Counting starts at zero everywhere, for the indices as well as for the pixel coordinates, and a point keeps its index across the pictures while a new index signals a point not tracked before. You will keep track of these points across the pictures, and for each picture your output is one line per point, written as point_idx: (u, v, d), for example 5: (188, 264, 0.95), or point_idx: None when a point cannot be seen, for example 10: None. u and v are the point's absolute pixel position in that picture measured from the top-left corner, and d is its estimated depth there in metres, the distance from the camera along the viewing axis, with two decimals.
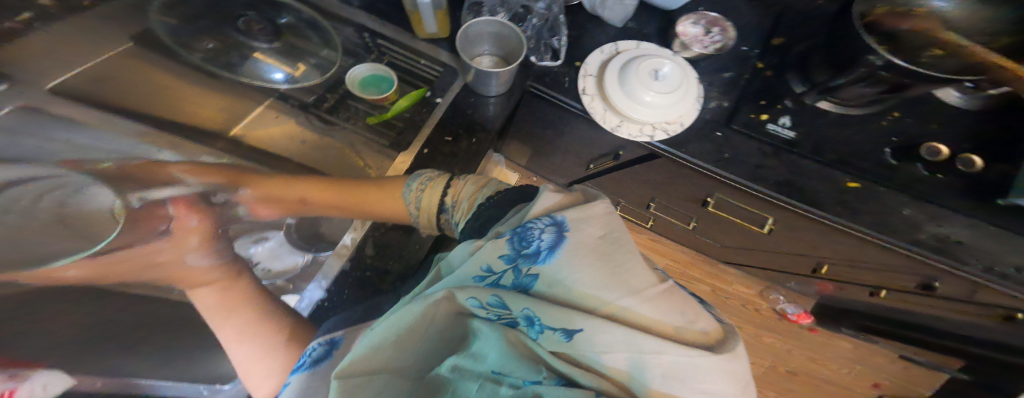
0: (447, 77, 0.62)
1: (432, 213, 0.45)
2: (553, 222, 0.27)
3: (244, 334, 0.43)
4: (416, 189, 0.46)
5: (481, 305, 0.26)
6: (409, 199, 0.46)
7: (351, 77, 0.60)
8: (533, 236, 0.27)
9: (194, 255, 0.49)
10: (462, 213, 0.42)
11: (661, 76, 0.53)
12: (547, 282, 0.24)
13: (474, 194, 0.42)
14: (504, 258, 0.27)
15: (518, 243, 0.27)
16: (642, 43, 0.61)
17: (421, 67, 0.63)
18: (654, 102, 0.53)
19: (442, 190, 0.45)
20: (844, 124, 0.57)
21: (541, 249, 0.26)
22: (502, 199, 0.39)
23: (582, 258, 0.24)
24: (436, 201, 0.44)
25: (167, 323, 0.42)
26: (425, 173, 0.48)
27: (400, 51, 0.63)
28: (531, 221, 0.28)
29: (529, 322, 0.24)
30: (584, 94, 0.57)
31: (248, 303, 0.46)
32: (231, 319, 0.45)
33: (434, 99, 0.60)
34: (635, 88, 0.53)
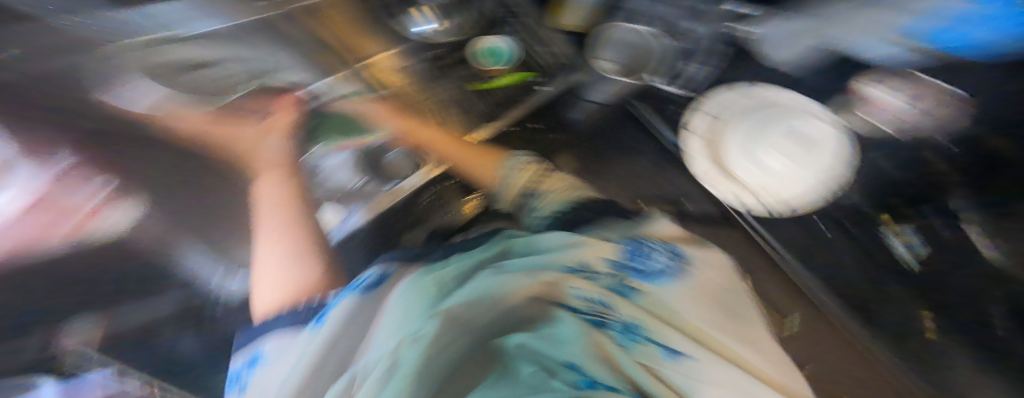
0: (564, 69, 0.64)
1: (512, 193, 0.50)
2: (673, 254, 0.31)
3: (274, 239, 0.51)
4: (517, 164, 0.52)
5: (581, 297, 0.26)
6: (503, 174, 0.53)
7: (477, 43, 0.66)
8: (650, 255, 0.30)
9: (275, 142, 0.65)
10: (546, 205, 0.44)
11: (801, 140, 0.50)
12: (652, 299, 0.26)
13: (562, 193, 0.44)
14: (612, 263, 0.30)
15: (631, 256, 0.30)
16: (787, 91, 0.53)
17: (541, 52, 0.66)
18: (773, 163, 0.51)
19: (537, 176, 0.49)
20: (999, 271, 0.44)
21: (656, 269, 0.29)
22: (592, 211, 0.40)
23: (691, 292, 0.27)
24: (521, 185, 0.49)
25: (218, 178, 0.62)
26: (524, 156, 0.54)
27: (529, 32, 0.66)
28: (650, 245, 0.32)
29: (625, 330, 0.23)
30: (689, 133, 0.56)
31: (283, 213, 0.55)
32: (271, 218, 0.55)
33: (544, 87, 0.65)
34: (751, 149, 0.52)
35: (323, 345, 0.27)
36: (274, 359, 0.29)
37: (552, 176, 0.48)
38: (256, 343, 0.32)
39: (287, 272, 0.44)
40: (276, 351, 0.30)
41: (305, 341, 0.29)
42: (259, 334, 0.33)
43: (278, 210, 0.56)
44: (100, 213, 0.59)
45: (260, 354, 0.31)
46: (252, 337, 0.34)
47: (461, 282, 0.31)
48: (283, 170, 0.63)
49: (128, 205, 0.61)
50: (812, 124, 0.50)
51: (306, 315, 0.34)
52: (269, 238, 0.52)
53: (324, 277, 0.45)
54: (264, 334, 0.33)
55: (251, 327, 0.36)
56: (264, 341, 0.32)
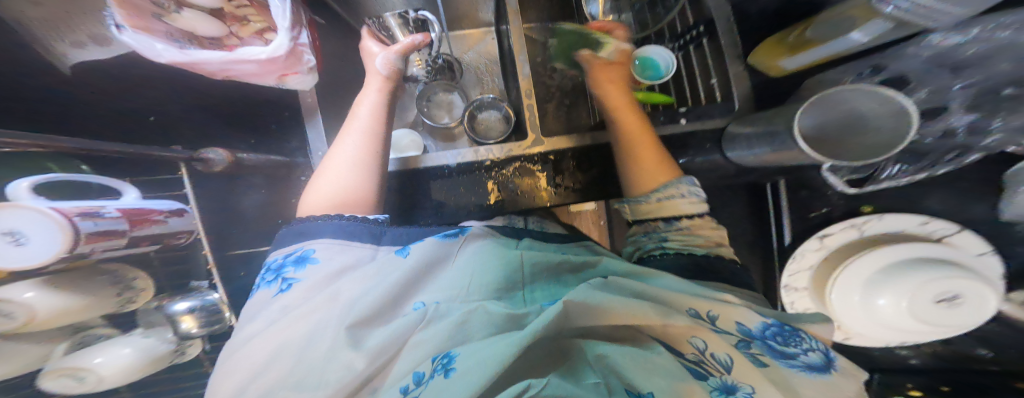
0: (715, 109, 0.55)
1: (657, 212, 0.49)
2: (825, 352, 0.27)
3: (342, 138, 0.50)
4: (682, 188, 0.49)
5: (696, 346, 0.28)
6: (664, 188, 0.49)
7: (647, 46, 0.63)
8: (796, 343, 0.27)
9: (381, 55, 0.54)
10: (682, 241, 0.47)
11: (948, 302, 0.45)
12: (772, 379, 0.25)
13: (703, 244, 0.46)
14: (744, 330, 0.29)
15: (772, 335, 0.28)
16: (987, 255, 0.47)
17: (705, 84, 0.59)
18: (899, 308, 0.46)
19: (688, 214, 0.48)
20: None
21: (794, 358, 0.27)
22: (725, 268, 0.44)
23: (821, 390, 0.24)
24: (674, 211, 0.48)
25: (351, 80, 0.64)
26: (694, 188, 0.49)
27: (698, 59, 0.60)
28: (804, 334, 0.29)
29: (722, 390, 0.24)
30: (818, 239, 0.52)
31: (366, 120, 0.50)
32: (354, 118, 0.51)
33: (679, 118, 0.56)
34: (888, 287, 0.46)
35: (398, 277, 0.34)
36: (323, 263, 0.36)
37: (707, 221, 0.48)
38: (311, 245, 0.38)
39: (352, 177, 0.47)
40: (326, 257, 0.37)
41: (380, 263, 0.36)
42: (305, 240, 0.39)
43: (362, 114, 0.51)
44: (310, 55, 0.46)
45: (309, 258, 0.37)
46: (296, 241, 0.40)
47: (536, 279, 0.39)
48: (384, 84, 0.53)
49: (313, 73, 0.50)
50: (979, 292, 0.44)
51: (355, 228, 0.41)
52: (354, 137, 0.49)
53: (377, 194, 0.48)
54: (316, 238, 0.39)
55: (300, 224, 0.42)
56: (311, 243, 0.39)
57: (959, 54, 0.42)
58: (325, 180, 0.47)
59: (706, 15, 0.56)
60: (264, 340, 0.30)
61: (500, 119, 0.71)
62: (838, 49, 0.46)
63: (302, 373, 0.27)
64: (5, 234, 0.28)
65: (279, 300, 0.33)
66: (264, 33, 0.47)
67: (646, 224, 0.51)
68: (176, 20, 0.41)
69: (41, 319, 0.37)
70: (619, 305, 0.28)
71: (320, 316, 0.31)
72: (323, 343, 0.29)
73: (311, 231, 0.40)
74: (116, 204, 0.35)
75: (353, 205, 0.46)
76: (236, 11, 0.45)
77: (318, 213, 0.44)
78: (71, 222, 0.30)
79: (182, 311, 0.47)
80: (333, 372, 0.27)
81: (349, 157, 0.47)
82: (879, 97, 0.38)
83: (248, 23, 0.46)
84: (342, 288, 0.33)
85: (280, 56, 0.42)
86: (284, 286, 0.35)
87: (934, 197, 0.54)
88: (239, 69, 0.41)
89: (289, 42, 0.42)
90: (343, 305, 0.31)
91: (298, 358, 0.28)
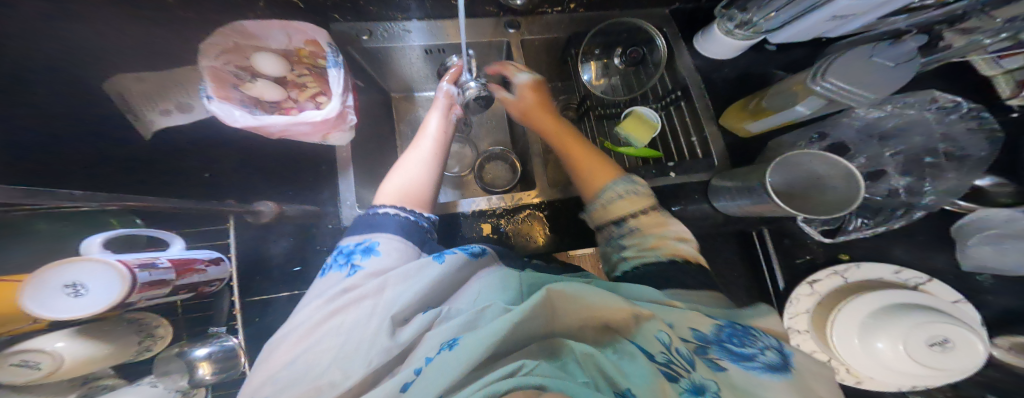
0: (698, 165, 0.63)
1: (605, 216, 0.52)
2: (776, 346, 0.30)
3: (421, 138, 0.57)
4: (620, 190, 0.52)
5: (664, 343, 0.30)
6: (605, 193, 0.53)
7: (635, 107, 0.69)
8: (750, 343, 0.30)
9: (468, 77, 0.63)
10: (631, 242, 0.48)
11: (942, 348, 0.45)
12: (729, 381, 0.26)
13: (651, 244, 0.46)
14: (699, 336, 0.30)
15: (726, 337, 0.30)
16: (962, 304, 0.51)
17: (686, 142, 0.67)
18: (896, 352, 0.47)
19: (637, 209, 0.50)
20: None
21: (753, 356, 0.28)
22: (674, 271, 0.42)
23: (783, 389, 0.25)
24: (618, 212, 0.51)
25: (378, 138, 0.72)
26: (637, 184, 0.53)
27: (675, 121, 0.69)
28: (754, 331, 0.31)
29: (693, 389, 0.25)
30: (809, 283, 0.56)
31: (443, 131, 0.58)
32: (429, 123, 0.59)
33: (668, 172, 0.63)
34: (877, 330, 0.48)
35: (431, 282, 0.37)
36: (385, 257, 0.39)
37: (651, 216, 0.50)
38: (373, 240, 0.41)
39: (418, 173, 0.52)
40: (388, 251, 0.40)
41: (417, 264, 0.38)
42: (373, 232, 0.42)
43: (433, 130, 0.58)
44: (352, 116, 0.56)
45: (375, 249, 0.40)
46: (366, 231, 0.43)
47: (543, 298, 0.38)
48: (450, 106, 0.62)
49: (353, 130, 0.58)
50: (969, 342, 0.44)
51: (412, 229, 0.45)
52: (425, 143, 0.56)
53: (433, 196, 0.52)
54: (381, 231, 0.42)
55: (370, 215, 0.46)
56: (376, 235, 0.42)
57: (881, 126, 0.54)
58: (397, 174, 0.52)
59: (682, 82, 0.66)
60: (320, 318, 0.33)
61: (505, 167, 0.80)
62: (787, 118, 0.55)
63: (347, 351, 0.31)
64: (68, 287, 0.31)
65: (342, 282, 0.36)
66: (316, 96, 0.59)
67: (603, 230, 0.53)
68: (249, 89, 0.55)
69: (66, 369, 0.38)
70: (589, 295, 0.33)
71: (366, 305, 0.34)
72: (368, 330, 0.32)
73: (378, 223, 0.44)
74: (166, 255, 0.39)
75: (418, 198, 0.50)
76: (297, 80, 0.59)
77: (388, 202, 0.48)
78: (129, 273, 0.34)
79: (201, 356, 0.48)
80: (372, 354, 0.31)
81: (431, 154, 0.55)
82: (828, 162, 0.46)
83: (305, 89, 0.59)
84: (390, 281, 0.35)
85: (332, 118, 0.52)
86: (351, 271, 0.37)
87: (898, 249, 0.58)
88: (296, 129, 0.52)
89: (339, 105, 0.52)
90: (386, 300, 0.34)
91: (344, 338, 0.32)
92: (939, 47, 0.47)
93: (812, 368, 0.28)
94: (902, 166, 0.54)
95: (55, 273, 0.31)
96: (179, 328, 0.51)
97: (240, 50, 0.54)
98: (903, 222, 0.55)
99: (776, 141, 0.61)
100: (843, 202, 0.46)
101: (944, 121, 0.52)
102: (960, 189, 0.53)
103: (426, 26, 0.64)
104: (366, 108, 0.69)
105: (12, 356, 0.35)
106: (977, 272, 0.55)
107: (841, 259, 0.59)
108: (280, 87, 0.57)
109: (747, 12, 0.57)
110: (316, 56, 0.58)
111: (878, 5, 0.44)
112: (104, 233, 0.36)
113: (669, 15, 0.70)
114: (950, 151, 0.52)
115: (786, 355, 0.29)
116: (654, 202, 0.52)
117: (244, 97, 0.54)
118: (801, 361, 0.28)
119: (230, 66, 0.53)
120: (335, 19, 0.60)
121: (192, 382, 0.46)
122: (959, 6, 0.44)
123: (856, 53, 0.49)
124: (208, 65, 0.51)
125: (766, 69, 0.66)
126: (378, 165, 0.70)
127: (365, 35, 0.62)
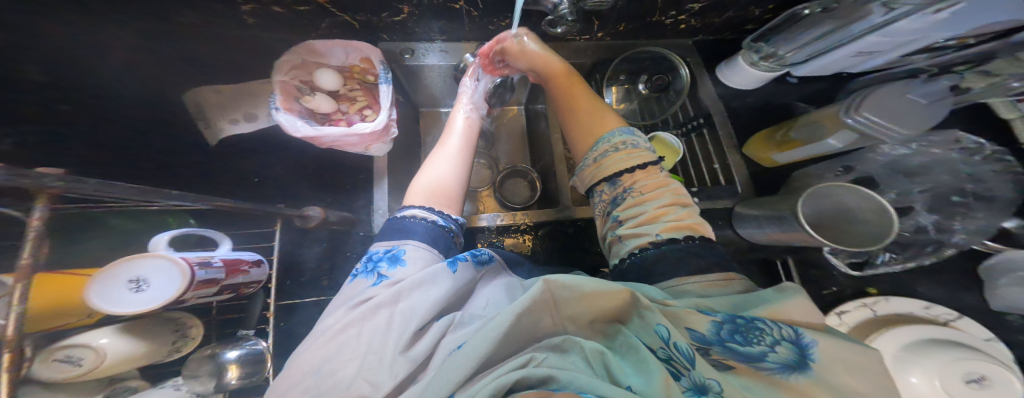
0: (721, 191, 0.63)
1: (599, 174, 0.51)
2: (792, 338, 0.27)
3: (445, 139, 0.56)
4: (614, 142, 0.51)
5: (664, 338, 0.29)
6: (597, 146, 0.52)
7: (656, 132, 0.70)
8: (759, 339, 0.28)
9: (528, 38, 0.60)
10: (630, 215, 0.47)
11: (977, 384, 0.44)
12: (736, 384, 0.26)
13: (650, 215, 0.45)
14: (699, 337, 0.29)
15: (730, 335, 0.28)
16: (999, 342, 0.50)
17: (710, 168, 0.68)
18: (934, 388, 0.45)
19: (636, 165, 0.49)
20: None
21: (762, 355, 0.27)
22: (678, 251, 0.42)
23: (794, 393, 0.25)
24: (612, 169, 0.50)
25: (408, 151, 0.74)
26: (637, 138, 0.52)
27: (698, 147, 0.71)
28: (764, 321, 0.29)
29: (695, 389, 0.26)
30: (838, 314, 0.54)
31: (470, 133, 0.58)
32: (456, 124, 0.59)
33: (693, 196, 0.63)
34: (915, 366, 0.47)
35: (447, 291, 0.36)
36: (410, 266, 0.38)
37: (648, 176, 0.48)
38: (398, 249, 0.40)
39: (447, 170, 0.51)
40: (413, 260, 0.39)
41: (432, 272, 0.37)
42: (402, 238, 0.41)
43: (461, 127, 0.58)
44: (395, 129, 0.60)
45: (401, 258, 0.39)
46: (394, 236, 0.42)
47: None
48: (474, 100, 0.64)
49: (391, 142, 0.62)
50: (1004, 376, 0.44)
51: (439, 235, 0.44)
52: (454, 139, 0.56)
53: (462, 195, 0.52)
54: (407, 238, 0.41)
55: (397, 219, 0.45)
56: (403, 242, 0.41)
57: (907, 163, 0.55)
58: (426, 172, 0.51)
59: (705, 110, 0.69)
60: (342, 328, 0.32)
61: (524, 185, 0.81)
62: (816, 151, 0.56)
63: (371, 364, 0.29)
64: (131, 282, 0.33)
65: (366, 293, 0.35)
66: (363, 109, 0.65)
67: (598, 191, 0.52)
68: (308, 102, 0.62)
69: (105, 367, 0.38)
70: (587, 284, 0.30)
71: (383, 315, 0.33)
72: (388, 340, 0.31)
73: (406, 228, 0.43)
74: (219, 255, 0.41)
75: (446, 198, 0.49)
76: (349, 94, 0.65)
77: (417, 203, 0.47)
78: (190, 270, 0.35)
79: (232, 359, 0.47)
80: (397, 366, 0.30)
81: (462, 151, 0.54)
82: (861, 194, 0.46)
83: (355, 103, 0.65)
84: (405, 291, 0.34)
85: (379, 130, 0.56)
86: (378, 280, 0.36)
87: (924, 285, 0.58)
88: (346, 140, 0.56)
89: (386, 119, 0.57)
90: (403, 311, 0.33)
91: (366, 350, 0.30)
92: (961, 88, 0.48)
93: (835, 362, 0.25)
94: (928, 203, 0.55)
95: (129, 266, 0.33)
96: (212, 329, 0.52)
97: (305, 66, 0.62)
98: (933, 259, 0.56)
99: (803, 172, 0.61)
100: (876, 234, 0.46)
101: (970, 162, 0.52)
102: (989, 229, 0.53)
103: (461, 47, 0.68)
104: (402, 124, 0.73)
105: (59, 350, 0.35)
106: (1007, 312, 0.55)
107: (871, 293, 0.59)
108: (333, 100, 0.64)
109: (773, 46, 0.60)
110: (366, 72, 0.64)
111: (905, 42, 0.48)
112: (172, 232, 0.39)
113: (693, 45, 0.73)
114: (976, 191, 0.53)
115: (805, 348, 0.26)
116: (654, 158, 0.50)
117: (303, 109, 0.62)
118: (823, 351, 0.26)
119: (296, 80, 0.62)
120: (383, 39, 0.64)
121: (217, 385, 0.44)
122: (985, 46, 0.45)
123: (891, 89, 0.51)
124: (279, 80, 0.59)
125: (788, 101, 0.68)
126: (406, 177, 0.72)
127: (408, 54, 0.66)
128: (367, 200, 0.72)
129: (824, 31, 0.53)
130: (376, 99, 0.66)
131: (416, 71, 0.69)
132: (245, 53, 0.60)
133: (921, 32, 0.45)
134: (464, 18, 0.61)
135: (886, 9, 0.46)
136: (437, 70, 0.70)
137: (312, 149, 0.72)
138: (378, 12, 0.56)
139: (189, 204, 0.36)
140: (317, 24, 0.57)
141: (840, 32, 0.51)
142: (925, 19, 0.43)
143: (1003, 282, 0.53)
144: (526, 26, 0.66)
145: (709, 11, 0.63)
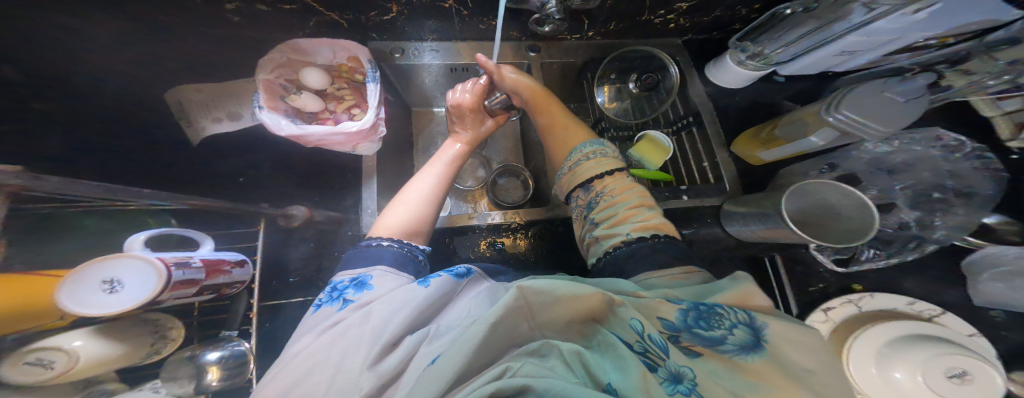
0: (709, 190, 0.64)
1: (573, 181, 0.52)
2: (747, 321, 0.29)
3: (429, 169, 0.57)
4: (586, 151, 0.53)
5: (638, 331, 0.29)
6: (572, 156, 0.53)
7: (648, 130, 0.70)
8: (719, 323, 0.29)
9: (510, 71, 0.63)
10: (602, 217, 0.48)
11: (957, 379, 0.44)
12: (704, 368, 0.27)
13: (620, 217, 0.46)
14: (670, 325, 0.29)
15: (695, 321, 0.29)
16: (979, 336, 0.51)
17: (699, 166, 0.68)
18: (916, 383, 0.46)
19: (604, 170, 0.50)
20: None
21: (726, 339, 0.28)
22: (646, 248, 0.42)
23: (754, 371, 0.26)
24: (584, 176, 0.51)
25: (399, 150, 0.74)
26: (604, 147, 0.54)
27: (686, 146, 0.71)
28: (721, 307, 0.30)
29: (671, 379, 0.26)
30: (823, 310, 0.55)
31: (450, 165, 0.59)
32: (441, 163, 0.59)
33: (681, 195, 0.64)
34: (895, 362, 0.48)
35: (419, 304, 0.35)
36: (378, 289, 0.39)
37: (617, 180, 0.49)
38: (364, 278, 0.40)
39: (417, 205, 0.51)
40: (381, 284, 0.39)
41: (403, 290, 0.37)
42: (368, 265, 0.42)
43: (441, 162, 0.59)
44: (383, 128, 0.60)
45: (368, 283, 0.39)
46: (359, 264, 0.43)
47: None
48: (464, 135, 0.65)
49: (380, 141, 0.62)
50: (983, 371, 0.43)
51: (405, 259, 0.45)
52: (428, 173, 0.56)
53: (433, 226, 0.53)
54: (376, 264, 0.43)
55: (364, 247, 0.46)
56: (371, 269, 0.42)
57: (889, 160, 0.56)
58: (398, 206, 0.51)
59: (694, 109, 0.69)
60: (310, 351, 0.32)
61: (516, 184, 0.80)
62: (799, 149, 0.57)
63: (340, 383, 0.29)
64: (105, 283, 0.32)
65: (333, 316, 0.36)
66: (351, 108, 0.65)
67: (574, 196, 0.53)
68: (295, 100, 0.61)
69: (75, 371, 0.37)
70: (561, 288, 0.30)
71: (353, 335, 0.33)
72: (358, 357, 0.31)
73: (374, 255, 0.44)
74: (199, 255, 0.41)
75: (418, 233, 0.50)
76: (337, 93, 0.65)
77: (385, 235, 0.48)
78: (166, 272, 0.35)
79: (211, 360, 0.47)
80: (362, 380, 0.29)
81: (437, 187, 0.55)
82: (841, 191, 0.48)
83: (343, 102, 0.65)
84: (374, 310, 0.35)
85: (366, 128, 0.56)
86: (343, 305, 0.37)
87: (908, 281, 0.59)
88: (333, 138, 0.56)
89: (373, 118, 0.57)
90: (374, 328, 0.33)
91: (336, 370, 0.30)
92: (942, 85, 0.49)
93: (785, 340, 0.27)
94: (911, 200, 0.56)
95: (98, 268, 0.32)
96: (193, 330, 0.51)
97: (291, 65, 0.61)
98: (916, 255, 0.56)
99: (790, 170, 0.62)
100: (864, 226, 0.46)
101: (951, 159, 0.54)
102: (970, 225, 0.54)
103: (451, 46, 0.68)
104: (394, 123, 0.73)
105: (30, 353, 0.35)
106: (990, 308, 0.56)
107: (856, 289, 0.59)
108: (321, 99, 0.63)
109: (758, 45, 0.60)
110: (355, 71, 0.63)
111: (882, 43, 0.49)
112: (151, 230, 0.39)
113: (681, 45, 0.74)
114: (958, 188, 0.54)
115: (758, 330, 0.28)
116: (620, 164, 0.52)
117: (289, 108, 0.61)
118: (774, 331, 0.28)
119: (281, 79, 0.61)
120: (372, 38, 0.64)
121: (197, 388, 0.44)
122: (962, 46, 0.47)
123: (868, 87, 0.52)
124: (263, 78, 0.58)
125: (775, 99, 0.69)
126: (396, 175, 0.71)
127: (398, 54, 0.66)
128: (356, 199, 0.72)
129: (801, 33, 0.54)
130: (365, 99, 0.65)
131: (406, 71, 0.69)
132: (231, 51, 0.59)
133: (899, 32, 0.46)
134: (453, 17, 0.61)
135: (866, 9, 0.47)
136: (427, 70, 0.70)
137: (299, 148, 0.71)
138: (366, 11, 0.56)
139: (164, 204, 0.36)
140: (304, 24, 0.57)
141: (823, 31, 0.52)
142: (904, 19, 0.45)
143: (985, 277, 0.53)
144: (516, 25, 0.66)
145: (696, 10, 0.63)
